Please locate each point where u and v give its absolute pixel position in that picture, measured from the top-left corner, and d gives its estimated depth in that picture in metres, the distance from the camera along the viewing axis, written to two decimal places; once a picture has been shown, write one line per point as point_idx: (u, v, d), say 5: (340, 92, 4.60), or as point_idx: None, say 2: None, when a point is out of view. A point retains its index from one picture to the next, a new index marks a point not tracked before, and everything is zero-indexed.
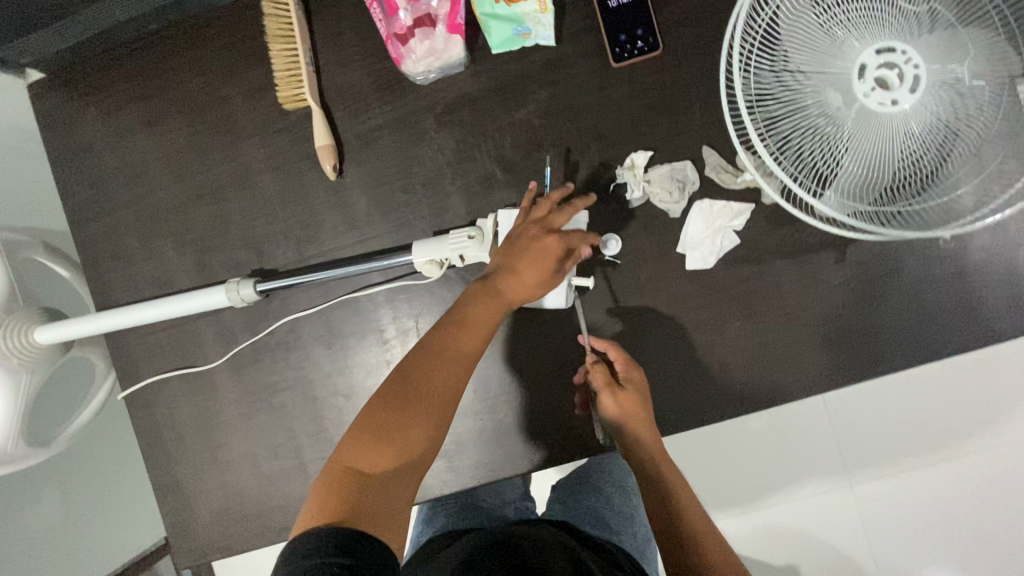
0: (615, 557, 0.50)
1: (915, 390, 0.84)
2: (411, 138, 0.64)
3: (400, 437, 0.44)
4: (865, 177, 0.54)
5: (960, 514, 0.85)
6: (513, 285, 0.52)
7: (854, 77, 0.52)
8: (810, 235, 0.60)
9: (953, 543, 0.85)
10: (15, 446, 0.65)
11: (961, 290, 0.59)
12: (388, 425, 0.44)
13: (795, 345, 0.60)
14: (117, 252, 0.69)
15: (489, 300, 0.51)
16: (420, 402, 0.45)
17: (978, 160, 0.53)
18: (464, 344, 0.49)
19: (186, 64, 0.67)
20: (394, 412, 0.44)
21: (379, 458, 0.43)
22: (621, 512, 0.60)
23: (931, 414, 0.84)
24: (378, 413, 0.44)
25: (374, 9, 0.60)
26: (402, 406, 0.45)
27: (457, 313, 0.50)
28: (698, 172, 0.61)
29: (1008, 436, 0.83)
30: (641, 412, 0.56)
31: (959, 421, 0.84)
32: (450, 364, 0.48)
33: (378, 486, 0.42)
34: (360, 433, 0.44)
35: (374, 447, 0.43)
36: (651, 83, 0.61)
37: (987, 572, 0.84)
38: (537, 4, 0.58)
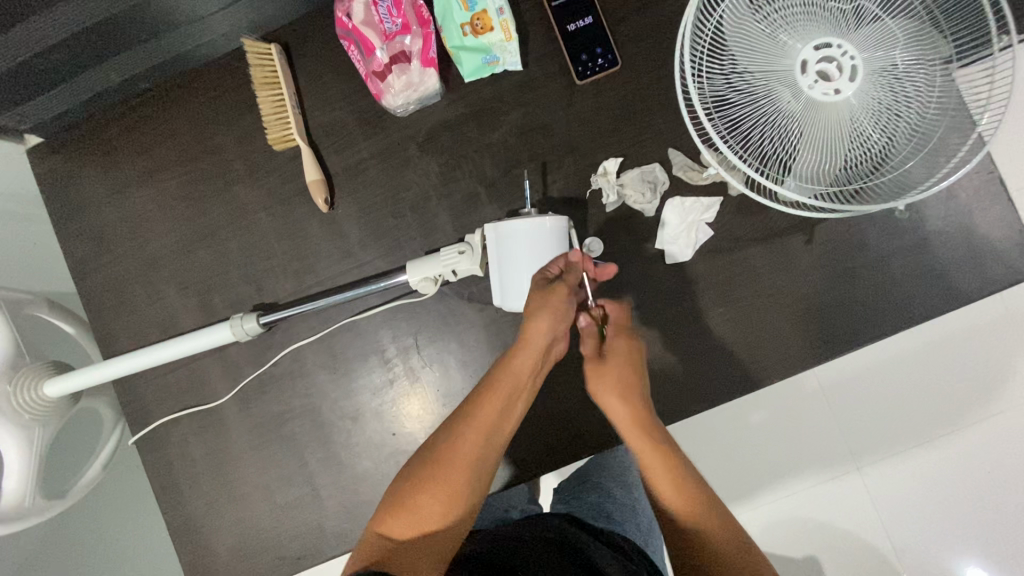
0: (621, 547, 0.52)
1: (906, 368, 0.87)
2: (395, 166, 0.68)
3: (420, 504, 0.47)
4: (821, 161, 0.58)
5: (964, 483, 0.87)
6: (541, 325, 0.52)
7: (798, 72, 0.57)
8: (778, 220, 0.64)
9: (965, 515, 0.87)
10: (30, 500, 0.67)
11: (924, 258, 0.63)
12: (420, 504, 0.47)
13: (777, 326, 0.63)
14: (122, 301, 0.71)
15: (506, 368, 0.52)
16: (448, 480, 0.48)
17: (922, 136, 0.57)
18: (490, 416, 0.50)
19: (178, 117, 0.71)
20: (430, 493, 0.47)
21: (395, 529, 0.47)
22: (623, 504, 0.61)
23: (926, 391, 0.87)
24: (406, 482, 0.48)
25: (352, 52, 0.65)
26: (433, 487, 0.47)
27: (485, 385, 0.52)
28: (667, 173, 0.65)
29: (1000, 402, 0.86)
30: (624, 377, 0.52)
31: (952, 393, 0.87)
32: (476, 438, 0.49)
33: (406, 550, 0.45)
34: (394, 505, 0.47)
35: (403, 520, 0.46)
36: (614, 95, 0.66)
37: (1001, 540, 0.86)
38: (503, 34, 0.63)
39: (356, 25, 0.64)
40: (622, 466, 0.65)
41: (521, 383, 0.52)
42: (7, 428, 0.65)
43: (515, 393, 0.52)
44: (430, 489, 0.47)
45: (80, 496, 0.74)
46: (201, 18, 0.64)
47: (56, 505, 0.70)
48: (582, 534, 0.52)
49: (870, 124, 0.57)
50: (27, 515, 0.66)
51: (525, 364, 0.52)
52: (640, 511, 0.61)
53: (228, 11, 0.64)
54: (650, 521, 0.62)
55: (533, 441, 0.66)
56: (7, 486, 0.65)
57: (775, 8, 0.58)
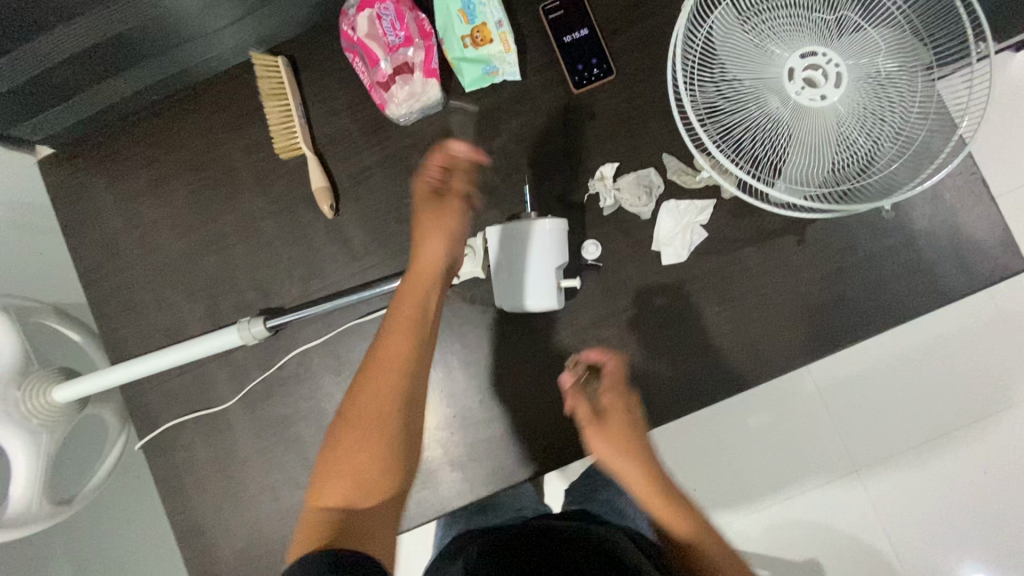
0: (636, 535, 0.57)
1: (875, 376, 1.00)
2: (399, 173, 0.70)
3: (362, 463, 0.50)
4: (810, 163, 0.60)
5: (941, 480, 0.99)
6: (426, 259, 0.59)
7: (785, 80, 0.59)
8: (770, 221, 0.66)
9: (944, 510, 0.99)
10: (37, 506, 0.67)
11: (913, 257, 0.65)
12: (348, 452, 0.51)
13: (771, 324, 0.65)
14: (130, 307, 0.73)
15: (414, 321, 0.57)
16: (370, 423, 0.52)
17: (907, 138, 0.60)
18: (399, 347, 0.55)
19: (187, 127, 0.73)
20: (359, 432, 0.51)
21: (342, 494, 0.49)
22: (636, 501, 0.66)
23: (900, 397, 0.99)
24: (339, 445, 0.51)
25: (357, 63, 0.67)
26: (367, 437, 0.51)
27: (390, 324, 0.56)
28: (662, 177, 0.67)
29: (956, 400, 0.98)
30: (631, 433, 0.57)
31: (918, 396, 0.99)
32: (386, 374, 0.53)
33: (368, 514, 0.49)
34: (320, 478, 0.51)
35: (335, 483, 0.50)
36: (610, 103, 0.68)
37: (971, 528, 0.98)
38: (502, 45, 0.66)
39: (361, 38, 0.66)
40: None
41: (417, 311, 0.57)
42: (16, 433, 0.66)
43: (420, 322, 0.57)
44: (358, 431, 0.51)
45: (86, 502, 0.74)
46: (210, 33, 0.67)
47: (63, 511, 0.71)
48: (614, 534, 0.54)
49: (857, 128, 0.59)
50: (35, 520, 0.67)
51: (421, 294, 0.58)
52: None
53: (237, 26, 0.67)
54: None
55: (536, 442, 0.66)
56: (15, 492, 0.66)
57: (762, 19, 0.60)
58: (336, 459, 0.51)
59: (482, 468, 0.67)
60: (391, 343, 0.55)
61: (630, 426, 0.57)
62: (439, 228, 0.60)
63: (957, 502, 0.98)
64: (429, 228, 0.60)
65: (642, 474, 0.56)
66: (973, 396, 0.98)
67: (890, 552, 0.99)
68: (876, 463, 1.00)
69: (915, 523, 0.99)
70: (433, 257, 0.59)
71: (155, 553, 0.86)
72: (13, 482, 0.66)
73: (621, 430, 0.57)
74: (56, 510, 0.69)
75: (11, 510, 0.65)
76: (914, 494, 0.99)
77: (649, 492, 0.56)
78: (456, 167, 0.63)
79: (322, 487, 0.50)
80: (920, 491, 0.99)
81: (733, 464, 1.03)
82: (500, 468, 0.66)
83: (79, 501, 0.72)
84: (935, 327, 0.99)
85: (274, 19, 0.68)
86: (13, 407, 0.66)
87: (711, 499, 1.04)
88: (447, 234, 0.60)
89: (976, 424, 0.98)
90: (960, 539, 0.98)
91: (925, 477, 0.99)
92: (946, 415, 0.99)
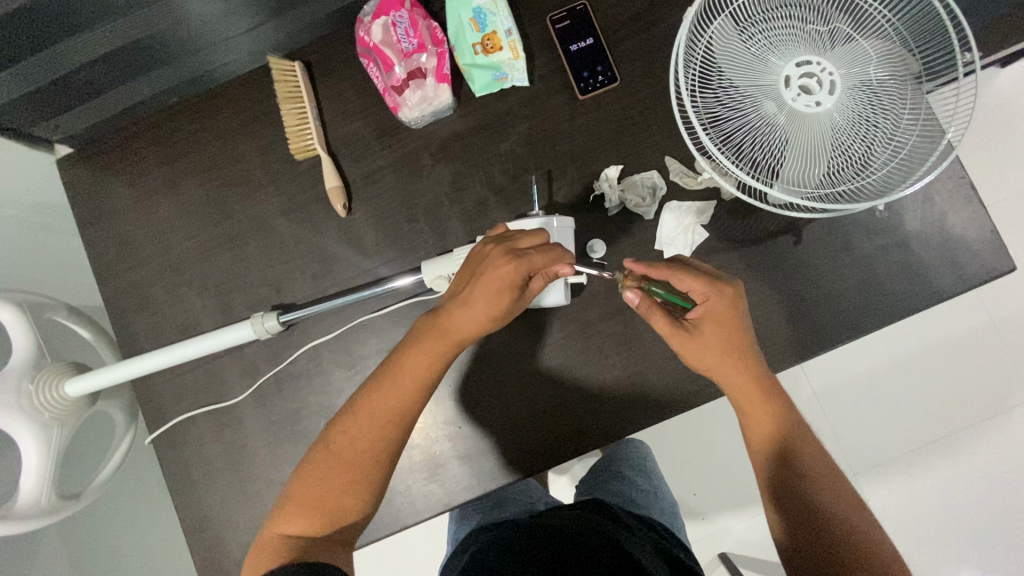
0: (652, 523, 0.58)
1: (870, 379, 1.02)
2: (410, 174, 0.72)
3: (329, 501, 0.53)
4: (807, 166, 0.63)
5: (936, 481, 1.00)
6: (457, 326, 0.55)
7: (782, 86, 0.62)
8: (769, 222, 0.69)
9: (938, 511, 1.00)
10: (48, 499, 0.68)
11: (906, 257, 0.67)
12: (324, 489, 0.53)
13: (771, 321, 0.67)
14: (145, 303, 0.74)
15: (426, 348, 0.55)
16: (347, 467, 0.53)
17: (898, 142, 0.62)
18: (393, 405, 0.54)
19: (204, 129, 0.75)
20: (339, 469, 0.53)
21: (306, 524, 0.53)
22: (644, 490, 0.71)
23: (894, 398, 1.01)
24: (313, 478, 0.53)
25: (372, 68, 0.70)
26: (340, 478, 0.53)
27: (391, 368, 0.55)
28: (664, 179, 0.70)
29: (948, 402, 1.00)
30: (728, 340, 0.57)
31: (912, 399, 1.01)
32: (367, 428, 0.54)
33: (322, 543, 0.53)
34: (290, 502, 0.54)
35: (305, 515, 0.53)
36: (614, 108, 0.71)
37: (966, 530, 1.00)
38: (510, 53, 0.68)
39: (376, 44, 0.69)
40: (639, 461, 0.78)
41: (420, 375, 0.55)
42: (27, 427, 0.66)
43: (419, 385, 0.55)
44: (337, 474, 0.53)
45: (95, 497, 0.75)
46: (229, 39, 0.69)
47: (73, 505, 0.71)
48: (622, 513, 0.57)
49: (850, 132, 0.62)
50: (44, 513, 0.67)
51: (432, 356, 0.55)
52: (657, 495, 0.72)
53: (255, 32, 0.69)
54: (671, 507, 0.72)
55: (543, 436, 0.67)
56: (24, 485, 0.66)
57: (758, 30, 0.64)
58: (310, 489, 0.53)
59: (489, 462, 0.68)
60: (380, 396, 0.54)
61: (724, 335, 0.57)
62: (486, 305, 0.54)
63: (954, 504, 1.00)
64: (479, 296, 0.54)
65: (738, 377, 0.57)
66: (969, 400, 1.00)
67: None
68: (872, 466, 1.02)
69: (912, 526, 1.00)
70: (466, 330, 0.55)
71: (158, 551, 0.86)
72: (22, 476, 0.66)
73: (717, 337, 0.56)
74: (67, 503, 0.69)
75: (20, 503, 0.66)
76: (912, 497, 1.01)
77: (750, 398, 0.57)
78: (545, 257, 0.55)
79: (293, 515, 0.53)
80: (916, 493, 1.01)
81: (733, 467, 1.05)
82: (507, 462, 0.67)
83: (88, 496, 0.72)
84: (927, 331, 1.01)
85: (291, 25, 0.70)
86: (25, 400, 0.66)
87: (712, 502, 1.05)
88: (488, 318, 0.55)
89: (967, 425, 1.00)
90: (956, 541, 1.00)
91: (922, 480, 1.01)
92: (943, 418, 1.01)
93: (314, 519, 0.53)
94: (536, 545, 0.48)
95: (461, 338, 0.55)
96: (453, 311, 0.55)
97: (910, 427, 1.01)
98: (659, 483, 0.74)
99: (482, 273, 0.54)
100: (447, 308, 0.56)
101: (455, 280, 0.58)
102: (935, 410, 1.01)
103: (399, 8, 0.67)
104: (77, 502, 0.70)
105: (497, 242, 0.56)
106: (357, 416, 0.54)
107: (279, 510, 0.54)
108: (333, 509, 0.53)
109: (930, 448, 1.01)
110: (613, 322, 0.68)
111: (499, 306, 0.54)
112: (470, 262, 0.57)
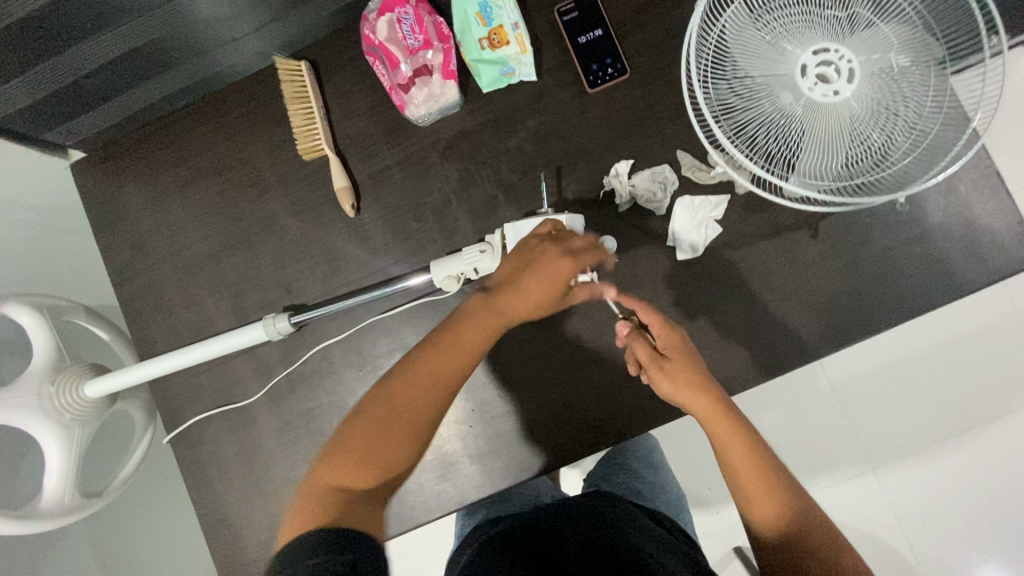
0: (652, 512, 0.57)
1: (890, 372, 1.00)
2: (418, 172, 0.72)
3: (378, 456, 0.51)
4: (824, 158, 0.61)
5: (959, 474, 0.98)
6: (513, 305, 0.56)
7: (798, 76, 0.60)
8: (784, 217, 0.67)
9: (962, 505, 0.98)
10: (72, 498, 0.69)
11: (928, 249, 0.65)
12: (375, 443, 0.52)
13: (788, 317, 0.66)
14: (158, 305, 0.75)
15: (475, 322, 0.56)
16: (405, 425, 0.52)
17: (920, 132, 0.60)
18: (449, 366, 0.54)
19: (213, 131, 0.75)
20: (390, 426, 0.52)
21: (353, 478, 0.51)
22: (649, 482, 0.70)
23: (916, 390, 0.99)
24: (365, 430, 0.52)
25: (378, 66, 0.69)
26: (389, 433, 0.52)
27: (445, 335, 0.55)
28: (676, 173, 0.68)
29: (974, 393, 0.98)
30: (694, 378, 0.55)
31: (934, 392, 0.99)
32: (424, 390, 0.53)
33: (359, 500, 0.49)
34: (338, 452, 0.51)
35: (358, 469, 0.51)
36: (624, 102, 0.70)
37: (990, 524, 0.97)
38: (518, 47, 0.67)
39: (382, 41, 0.68)
40: (646, 451, 0.76)
41: (475, 346, 0.55)
42: (49, 428, 0.67)
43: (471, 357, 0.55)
44: (391, 429, 0.52)
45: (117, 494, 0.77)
46: (235, 39, 0.69)
47: (98, 502, 0.73)
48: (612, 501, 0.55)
49: (869, 122, 0.60)
50: (70, 511, 0.68)
51: (484, 329, 0.56)
52: (662, 488, 0.70)
53: (261, 32, 0.69)
54: (676, 497, 0.71)
55: (556, 435, 0.67)
56: (49, 484, 0.68)
57: (773, 18, 0.62)
58: (359, 444, 0.51)
59: (501, 460, 0.68)
60: (437, 357, 0.54)
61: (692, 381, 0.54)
62: (544, 289, 0.55)
63: (977, 499, 0.98)
64: (539, 278, 0.55)
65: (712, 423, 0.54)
66: (995, 393, 0.97)
67: (909, 551, 0.98)
68: (892, 458, 0.99)
69: (933, 521, 0.98)
70: (518, 315, 0.56)
71: (177, 547, 0.88)
72: (46, 475, 0.68)
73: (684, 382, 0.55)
74: (91, 501, 0.70)
75: (45, 502, 0.67)
76: (933, 492, 0.98)
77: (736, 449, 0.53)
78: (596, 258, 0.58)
79: (345, 467, 0.51)
80: (938, 486, 0.98)
81: None
82: (518, 461, 0.67)
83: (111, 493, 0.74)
84: (950, 322, 0.99)
85: (297, 24, 0.70)
86: (47, 402, 0.68)
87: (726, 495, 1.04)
88: (542, 302, 0.56)
89: (994, 417, 0.97)
90: (980, 536, 0.98)
91: (945, 473, 0.98)
92: (967, 412, 0.98)
93: (361, 471, 0.51)
94: (536, 540, 0.48)
95: (513, 316, 0.56)
96: (510, 290, 0.56)
97: (931, 423, 0.99)
98: (666, 474, 0.73)
99: (541, 261, 0.55)
100: (499, 289, 0.57)
101: (505, 259, 0.59)
102: (958, 405, 0.98)
103: (404, 5, 0.67)
104: (99, 500, 0.72)
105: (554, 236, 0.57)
106: (412, 378, 0.54)
107: (325, 462, 0.51)
108: (380, 466, 0.51)
109: (951, 444, 0.98)
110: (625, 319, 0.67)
111: (551, 295, 0.56)
112: (521, 248, 0.58)
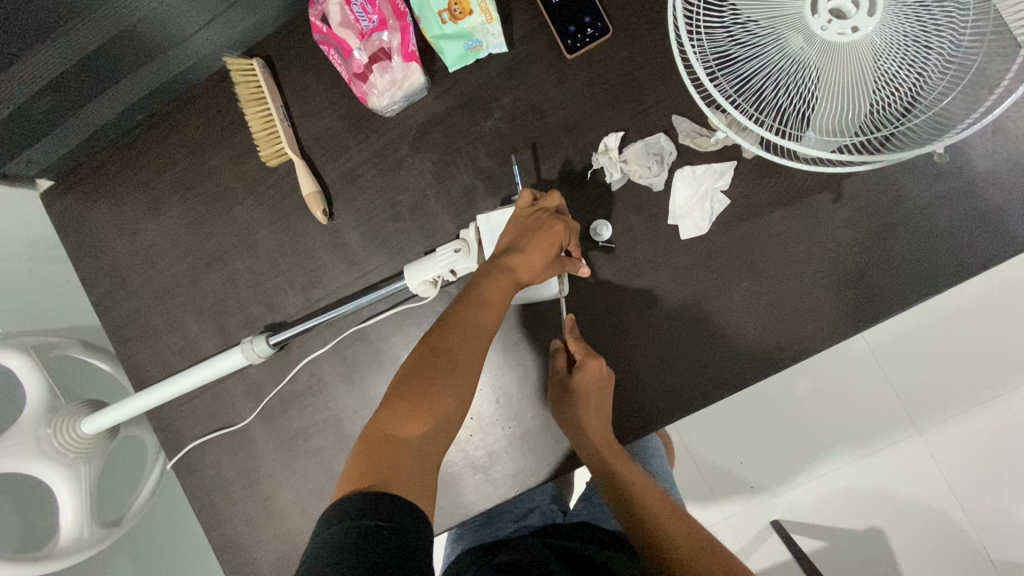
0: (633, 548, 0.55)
1: (937, 328, 0.90)
2: (390, 169, 0.66)
3: (432, 403, 0.43)
4: (846, 109, 0.52)
5: None
6: (520, 263, 0.51)
7: (808, 13, 0.51)
8: (799, 179, 0.59)
9: None
10: (90, 532, 0.66)
11: (973, 201, 0.57)
12: (423, 391, 0.43)
13: (809, 294, 0.58)
14: (144, 332, 0.73)
15: (495, 277, 0.50)
16: (455, 370, 0.45)
17: (957, 67, 0.50)
18: (481, 316, 0.48)
19: (175, 144, 0.71)
20: (437, 374, 0.44)
21: (408, 427, 0.42)
22: None
23: (969, 346, 0.89)
24: (412, 378, 0.44)
25: (332, 56, 0.63)
26: (437, 380, 0.44)
27: (473, 291, 0.49)
28: (673, 142, 0.61)
29: None
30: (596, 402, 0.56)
31: (990, 346, 0.88)
32: (477, 338, 0.47)
33: (412, 453, 0.41)
34: (395, 400, 0.43)
35: (415, 416, 0.42)
36: (609, 66, 0.62)
37: None
38: (483, 16, 0.60)
39: (332, 28, 0.62)
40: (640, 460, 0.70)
41: (503, 299, 0.50)
42: (54, 468, 0.64)
43: (502, 311, 0.49)
44: (436, 376, 0.44)
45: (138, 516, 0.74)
46: (183, 41, 0.63)
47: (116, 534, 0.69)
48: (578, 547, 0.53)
49: (897, 59, 0.50)
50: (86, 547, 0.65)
51: (507, 287, 0.50)
52: None
53: (207, 28, 0.64)
54: None
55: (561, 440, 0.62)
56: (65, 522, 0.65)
57: None
58: (413, 392, 0.43)
59: (504, 471, 0.63)
60: (484, 310, 0.48)
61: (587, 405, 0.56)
62: (545, 246, 0.52)
63: None
64: (536, 238, 0.52)
65: (598, 436, 0.57)
66: None
67: (969, 525, 0.89)
68: (944, 419, 0.89)
69: (997, 489, 0.88)
70: (525, 276, 0.52)
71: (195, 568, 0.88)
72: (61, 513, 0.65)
73: (587, 411, 0.56)
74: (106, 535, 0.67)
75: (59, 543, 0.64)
76: (997, 456, 0.88)
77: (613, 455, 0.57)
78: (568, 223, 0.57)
79: (403, 413, 0.42)
80: (1000, 450, 0.88)
81: (784, 437, 0.94)
82: (523, 469, 0.63)
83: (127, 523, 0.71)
84: (1007, 268, 0.87)
85: (246, 17, 0.64)
86: (48, 446, 0.64)
87: (762, 473, 0.95)
88: (546, 263, 0.53)
89: None
90: None
91: (1009, 434, 0.88)
92: None
93: (422, 420, 0.42)
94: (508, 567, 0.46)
95: (521, 279, 0.52)
96: (511, 251, 0.52)
97: (990, 382, 0.88)
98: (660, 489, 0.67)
99: (535, 228, 0.53)
100: (504, 252, 0.53)
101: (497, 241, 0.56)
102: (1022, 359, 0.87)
103: None
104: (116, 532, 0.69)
105: (537, 206, 0.55)
106: (457, 328, 0.46)
107: (382, 409, 0.43)
108: (435, 414, 0.43)
109: (1017, 405, 0.88)
110: (627, 309, 0.61)
111: (554, 249, 0.53)
112: (510, 222, 0.55)
